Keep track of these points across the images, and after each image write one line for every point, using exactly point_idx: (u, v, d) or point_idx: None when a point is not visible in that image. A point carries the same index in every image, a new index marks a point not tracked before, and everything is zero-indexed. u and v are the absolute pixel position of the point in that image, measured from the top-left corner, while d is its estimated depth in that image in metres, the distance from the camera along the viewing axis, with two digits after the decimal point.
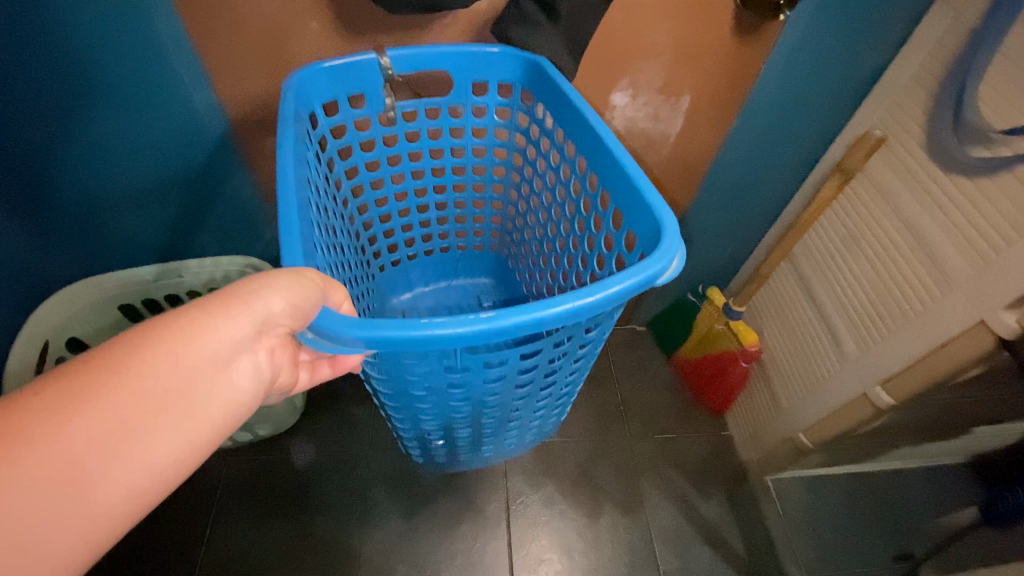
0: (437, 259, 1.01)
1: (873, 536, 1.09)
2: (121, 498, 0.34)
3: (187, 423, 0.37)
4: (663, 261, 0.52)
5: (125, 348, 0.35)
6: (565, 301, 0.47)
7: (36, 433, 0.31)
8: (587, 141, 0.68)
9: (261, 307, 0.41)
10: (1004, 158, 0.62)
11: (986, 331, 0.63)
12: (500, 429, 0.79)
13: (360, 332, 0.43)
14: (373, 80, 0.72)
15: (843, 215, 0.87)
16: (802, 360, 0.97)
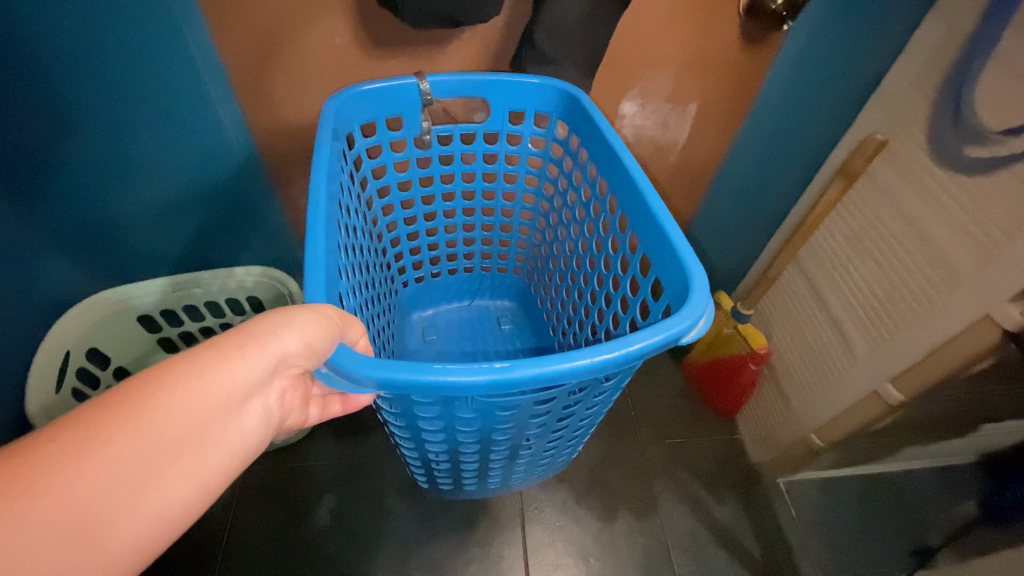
0: (460, 280, 1.04)
1: (888, 536, 1.10)
2: (131, 547, 0.34)
3: (198, 467, 0.37)
4: (690, 320, 0.54)
5: (140, 390, 0.36)
6: (584, 356, 0.50)
7: (48, 483, 0.31)
8: (611, 164, 0.73)
9: (277, 346, 0.43)
10: (1003, 156, 0.65)
11: (993, 324, 0.65)
12: (507, 462, 0.81)
13: (371, 372, 0.48)
14: (411, 105, 0.78)
15: (848, 216, 0.89)
16: (812, 364, 0.99)
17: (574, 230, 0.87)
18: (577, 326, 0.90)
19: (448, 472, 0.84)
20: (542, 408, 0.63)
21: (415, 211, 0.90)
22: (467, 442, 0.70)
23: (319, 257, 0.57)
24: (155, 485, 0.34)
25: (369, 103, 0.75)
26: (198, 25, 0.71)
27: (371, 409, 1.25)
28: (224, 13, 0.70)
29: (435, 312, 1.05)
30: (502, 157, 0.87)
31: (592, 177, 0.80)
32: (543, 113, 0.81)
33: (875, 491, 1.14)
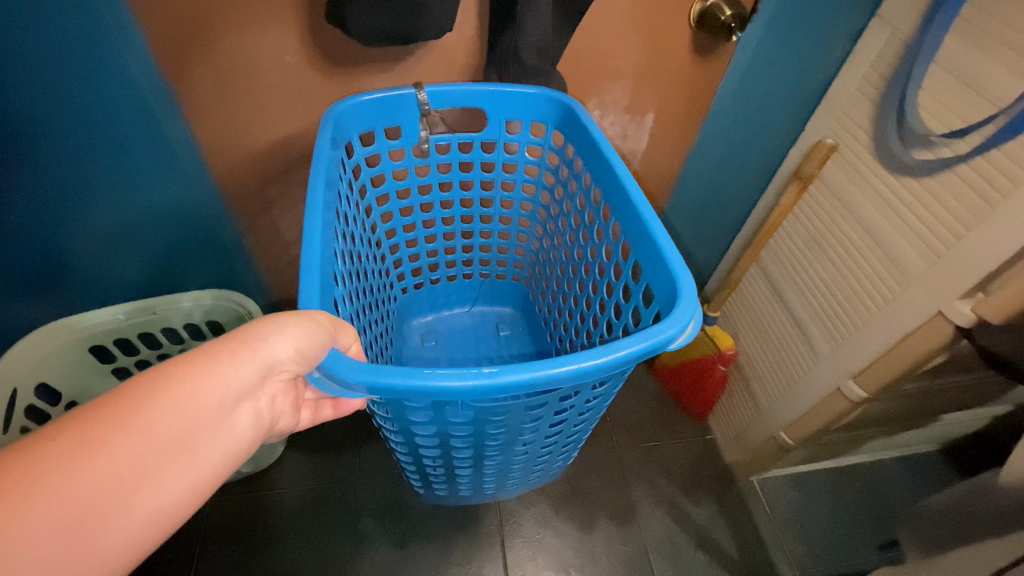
0: (459, 287, 1.03)
1: (860, 528, 1.12)
2: (124, 546, 0.34)
3: (190, 470, 0.37)
4: (677, 326, 0.54)
5: (137, 393, 0.36)
6: (571, 360, 0.50)
7: (48, 480, 0.31)
8: (598, 168, 0.74)
9: (268, 352, 0.42)
10: (946, 158, 0.67)
11: (944, 321, 0.67)
12: (503, 468, 0.80)
13: (364, 377, 0.46)
14: (408, 114, 0.78)
15: (805, 219, 0.91)
16: (777, 361, 1.01)
17: (568, 236, 0.87)
18: (572, 332, 0.90)
19: (443, 479, 0.82)
20: (534, 414, 0.62)
21: (413, 218, 0.89)
22: (462, 448, 0.69)
23: (315, 261, 0.56)
24: (145, 488, 0.35)
25: (368, 112, 0.74)
26: (138, 45, 0.67)
27: (342, 431, 1.21)
28: (164, 33, 0.67)
29: (436, 319, 1.04)
30: (499, 165, 0.87)
31: (584, 184, 0.80)
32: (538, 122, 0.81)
33: (844, 484, 1.18)
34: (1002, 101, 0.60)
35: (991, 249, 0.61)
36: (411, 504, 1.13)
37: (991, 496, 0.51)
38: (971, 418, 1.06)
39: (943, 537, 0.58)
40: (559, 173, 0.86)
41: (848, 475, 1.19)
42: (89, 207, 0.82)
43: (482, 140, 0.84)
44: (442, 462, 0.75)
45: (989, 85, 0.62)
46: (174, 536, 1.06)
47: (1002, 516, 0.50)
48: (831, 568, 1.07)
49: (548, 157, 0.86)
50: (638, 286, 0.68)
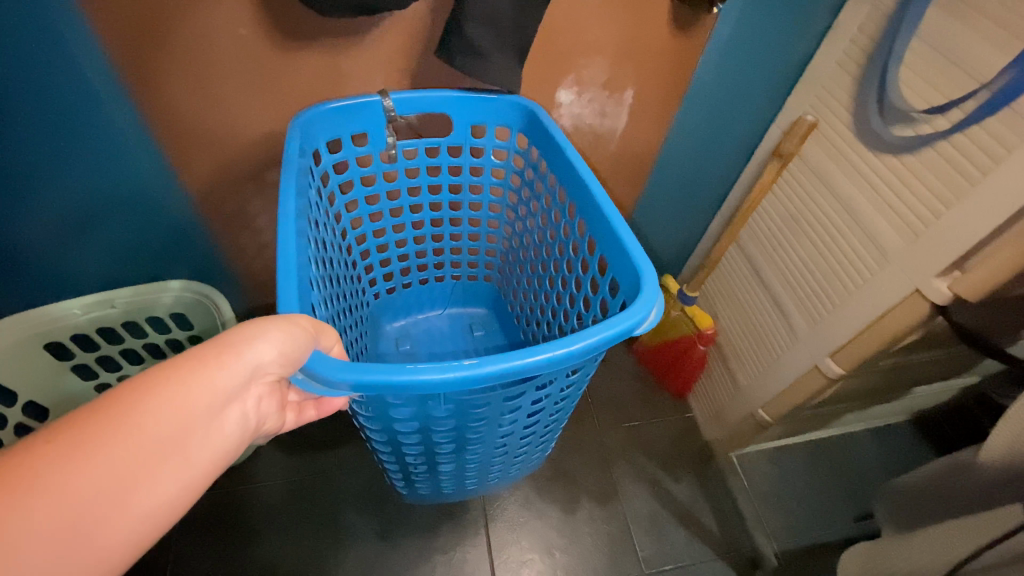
0: (432, 289, 1.00)
1: (834, 499, 1.15)
2: (122, 541, 0.34)
3: (184, 469, 0.37)
4: (641, 313, 0.53)
5: (130, 395, 0.36)
6: (549, 347, 0.48)
7: (46, 483, 0.31)
8: (561, 167, 0.73)
9: (252, 357, 0.41)
10: (926, 135, 0.66)
11: (921, 299, 0.67)
12: (484, 463, 0.78)
13: (347, 375, 0.45)
14: (375, 121, 0.75)
15: (784, 196, 0.91)
16: (755, 342, 1.01)
17: (536, 236, 0.85)
18: (545, 329, 0.88)
19: (427, 475, 0.80)
20: (513, 405, 0.61)
21: (383, 224, 0.86)
22: (445, 443, 0.67)
23: (292, 266, 0.54)
24: (138, 489, 0.34)
25: (335, 119, 0.72)
26: (74, 19, 0.61)
27: (319, 422, 1.19)
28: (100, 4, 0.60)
29: (411, 322, 1.01)
30: (467, 169, 0.84)
31: (550, 184, 0.79)
32: (502, 126, 0.80)
33: (818, 457, 1.21)
34: (984, 76, 0.60)
35: (969, 226, 0.61)
36: (393, 493, 1.12)
37: (966, 469, 0.52)
38: (940, 390, 1.09)
39: (920, 513, 0.59)
40: (525, 177, 0.84)
41: (821, 449, 1.22)
42: (33, 198, 0.76)
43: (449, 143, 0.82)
44: (424, 459, 0.73)
45: (971, 60, 0.61)
46: None
47: (987, 493, 0.50)
48: (807, 538, 1.11)
49: (513, 160, 0.84)
50: (605, 282, 0.66)
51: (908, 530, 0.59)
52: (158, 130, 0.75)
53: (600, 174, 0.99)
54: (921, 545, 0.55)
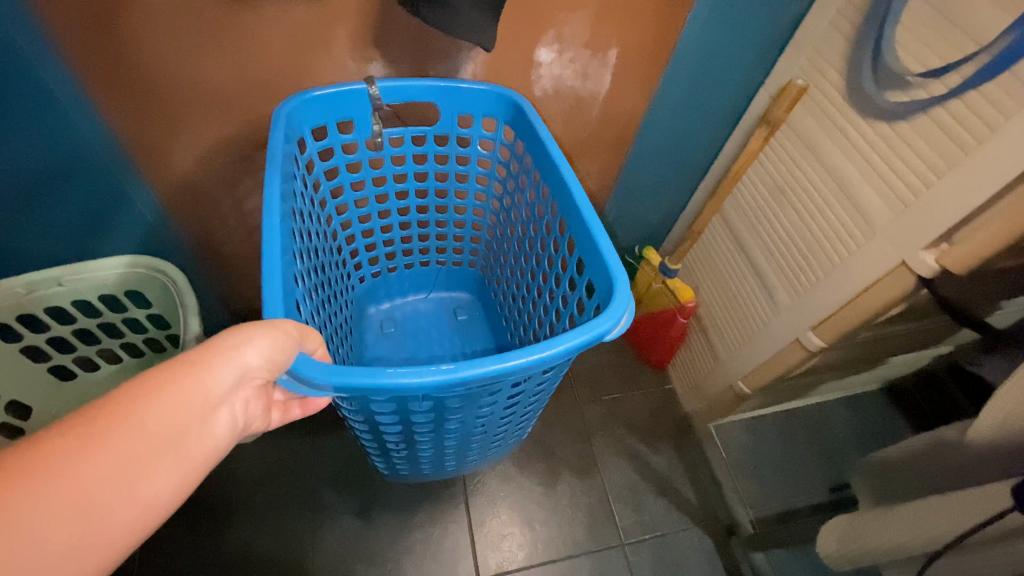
0: (414, 274, 0.96)
1: (808, 466, 1.18)
2: (118, 535, 0.34)
3: (180, 466, 0.37)
4: (613, 318, 0.52)
5: (137, 391, 0.36)
6: (521, 355, 0.48)
7: (56, 470, 0.31)
8: (541, 159, 0.71)
9: (240, 361, 0.41)
10: (921, 100, 0.63)
11: (907, 271, 0.66)
12: (462, 447, 0.77)
13: (332, 379, 0.45)
14: (359, 105, 0.72)
15: (770, 165, 0.88)
16: (735, 313, 1.00)
17: (519, 224, 0.82)
18: (526, 319, 0.86)
19: (405, 457, 0.78)
20: (490, 400, 0.60)
21: (368, 210, 0.83)
22: (424, 431, 0.66)
23: (277, 264, 0.52)
24: (140, 487, 0.35)
25: (321, 106, 0.68)
26: None
27: None
28: None
29: (394, 306, 0.97)
30: (452, 156, 0.81)
31: (534, 179, 0.76)
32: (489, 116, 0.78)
33: (792, 425, 1.23)
34: (985, 38, 0.57)
35: (957, 197, 0.59)
36: (371, 471, 1.10)
37: (957, 449, 0.52)
38: (914, 357, 1.10)
39: (897, 493, 0.60)
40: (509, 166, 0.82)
41: (796, 417, 1.24)
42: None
43: (435, 132, 0.80)
44: (404, 439, 0.69)
45: (973, 19, 0.58)
46: None
47: (962, 470, 0.51)
48: (781, 504, 1.13)
49: (500, 150, 0.82)
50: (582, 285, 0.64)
51: (891, 502, 0.60)
52: (96, 95, 0.67)
53: (581, 143, 0.94)
54: (903, 520, 0.55)
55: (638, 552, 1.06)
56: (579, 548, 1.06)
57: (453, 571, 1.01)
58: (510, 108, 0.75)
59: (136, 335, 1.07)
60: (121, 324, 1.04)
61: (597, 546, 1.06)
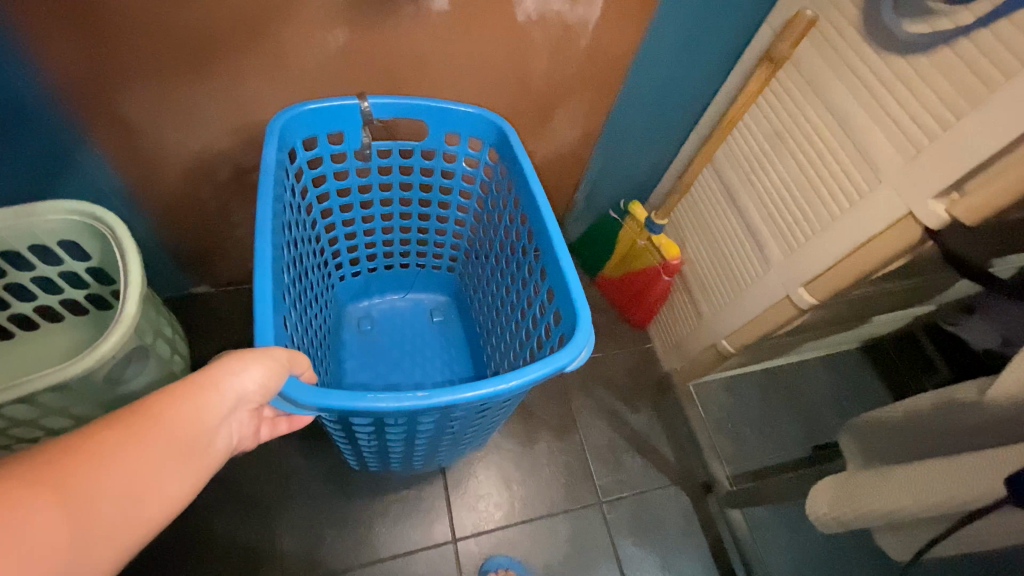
0: (395, 275, 1.02)
1: (786, 426, 1.18)
2: (136, 527, 0.37)
3: (193, 469, 0.42)
4: (574, 352, 0.60)
5: (165, 400, 0.42)
6: (487, 385, 0.56)
7: (104, 457, 0.36)
8: (521, 183, 0.78)
9: (240, 385, 0.47)
10: (944, 32, 0.57)
11: (913, 222, 0.62)
12: (430, 455, 0.81)
13: (316, 399, 0.52)
14: (351, 121, 0.77)
15: (770, 110, 0.82)
16: (721, 271, 0.97)
17: (497, 239, 0.89)
18: (497, 328, 0.92)
19: (378, 456, 0.78)
20: (458, 420, 0.66)
21: (352, 214, 0.88)
22: (396, 444, 0.71)
23: (269, 291, 0.58)
24: (158, 493, 0.39)
25: (312, 119, 0.74)
26: None
27: None
28: None
29: (374, 302, 1.03)
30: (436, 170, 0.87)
31: (513, 200, 0.82)
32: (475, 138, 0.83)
33: (772, 385, 1.22)
34: None
35: (977, 141, 0.54)
36: None
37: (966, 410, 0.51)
38: (897, 318, 1.09)
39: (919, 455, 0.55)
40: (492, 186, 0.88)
41: (776, 377, 1.23)
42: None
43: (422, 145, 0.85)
44: (375, 439, 0.68)
45: None
46: None
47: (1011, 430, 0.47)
48: (758, 462, 1.13)
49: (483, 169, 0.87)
50: (550, 311, 0.71)
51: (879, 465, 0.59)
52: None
53: (567, 81, 0.86)
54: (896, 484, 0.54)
55: (616, 510, 1.05)
56: (556, 507, 1.04)
57: (428, 532, 0.98)
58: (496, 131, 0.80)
59: (76, 292, 0.97)
60: (56, 279, 0.94)
61: (575, 504, 1.05)
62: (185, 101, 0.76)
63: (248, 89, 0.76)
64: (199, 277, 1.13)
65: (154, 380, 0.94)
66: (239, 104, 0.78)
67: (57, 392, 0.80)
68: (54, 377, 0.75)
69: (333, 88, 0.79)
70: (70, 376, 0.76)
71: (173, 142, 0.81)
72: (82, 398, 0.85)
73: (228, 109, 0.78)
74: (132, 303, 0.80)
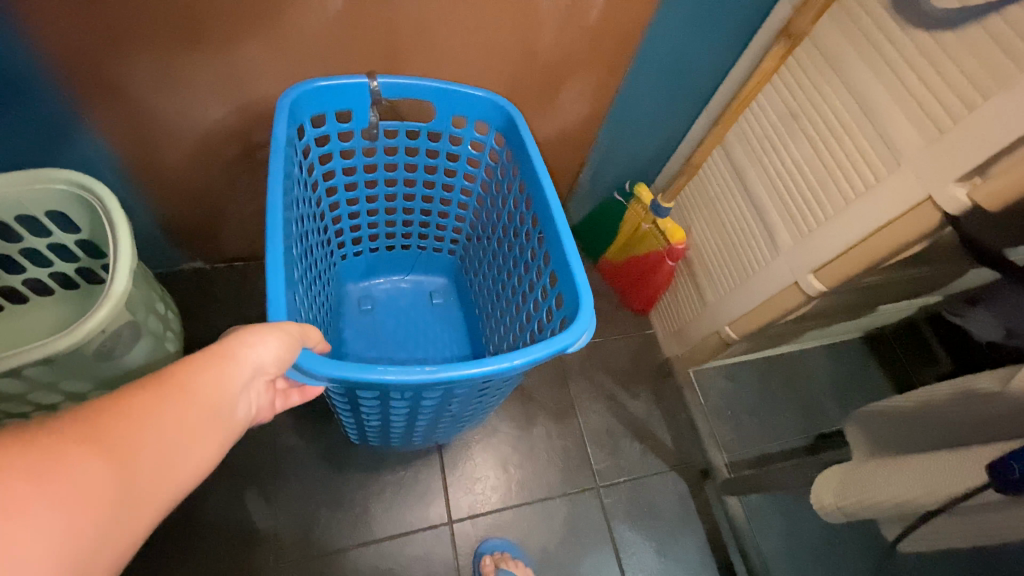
0: (396, 256, 0.99)
1: (786, 415, 1.17)
2: (166, 490, 0.37)
3: (216, 435, 0.42)
4: (576, 333, 0.58)
5: (184, 367, 0.41)
6: (492, 362, 0.54)
7: (133, 420, 0.36)
8: (528, 167, 0.75)
9: (258, 355, 0.47)
10: (977, 7, 0.54)
11: (932, 208, 0.59)
12: (430, 432, 0.80)
13: (327, 369, 0.51)
14: (359, 101, 0.75)
15: (786, 89, 0.80)
16: (727, 255, 0.94)
17: (500, 222, 0.86)
18: (498, 312, 0.90)
19: (380, 432, 0.78)
20: (463, 396, 0.64)
21: (356, 194, 0.86)
22: (399, 419, 0.70)
23: (281, 265, 0.56)
24: (186, 455, 0.39)
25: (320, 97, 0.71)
26: None
27: None
28: None
29: (375, 282, 1.01)
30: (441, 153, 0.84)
31: (518, 184, 0.80)
32: (482, 121, 0.80)
33: (773, 373, 1.21)
34: None
35: (1005, 122, 0.51)
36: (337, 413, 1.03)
37: (986, 402, 0.49)
38: (902, 307, 1.08)
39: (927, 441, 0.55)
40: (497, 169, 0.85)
41: (778, 364, 1.22)
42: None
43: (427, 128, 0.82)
44: (380, 415, 0.68)
45: None
46: None
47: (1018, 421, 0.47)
48: (756, 449, 1.12)
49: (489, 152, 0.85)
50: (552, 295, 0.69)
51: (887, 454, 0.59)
52: None
53: (575, 54, 0.82)
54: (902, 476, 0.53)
55: (613, 495, 1.05)
56: (554, 491, 1.03)
57: (424, 513, 0.97)
58: (503, 114, 0.78)
59: (67, 265, 0.95)
60: (46, 251, 0.91)
61: (572, 488, 1.04)
62: (175, 68, 0.72)
63: (242, 56, 0.72)
64: (193, 253, 1.11)
65: (147, 358, 0.92)
66: (232, 71, 0.74)
67: (44, 366, 0.78)
68: (41, 352, 0.73)
69: (332, 56, 0.75)
70: (58, 351, 0.74)
71: (165, 109, 0.78)
72: (71, 374, 0.83)
73: (221, 76, 0.75)
74: (122, 278, 0.78)
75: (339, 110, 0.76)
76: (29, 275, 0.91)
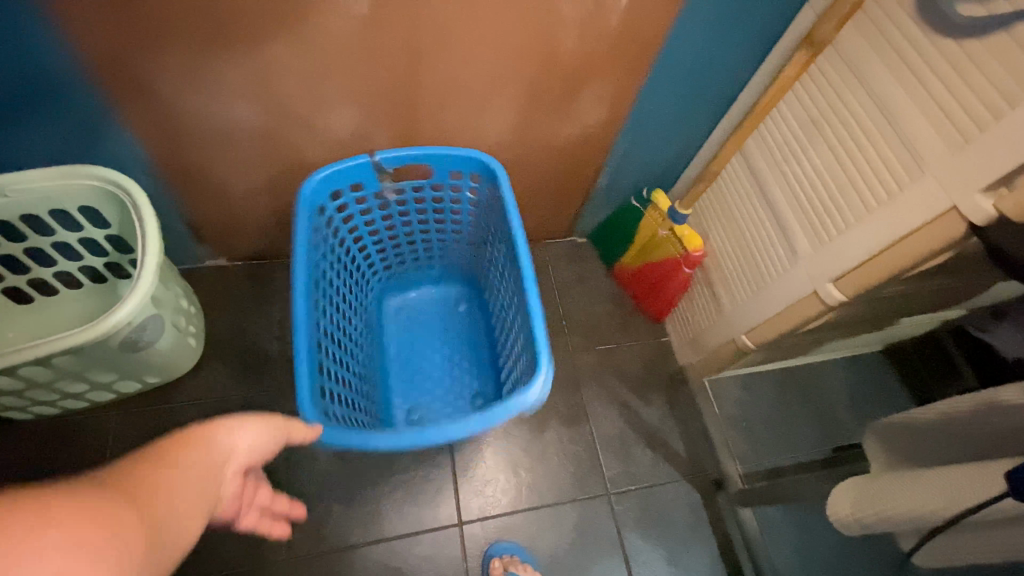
0: (425, 275, 1.17)
1: (803, 427, 1.15)
2: (164, 553, 0.41)
3: (203, 508, 0.47)
4: (533, 388, 0.74)
5: (168, 449, 0.47)
6: (470, 421, 0.73)
7: (129, 496, 0.41)
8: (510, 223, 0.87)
9: (235, 437, 0.52)
10: (1003, 14, 0.53)
11: (957, 218, 0.58)
12: (456, 404, 1.07)
13: (354, 440, 0.69)
14: (367, 173, 0.90)
15: (807, 97, 0.79)
16: (745, 263, 0.94)
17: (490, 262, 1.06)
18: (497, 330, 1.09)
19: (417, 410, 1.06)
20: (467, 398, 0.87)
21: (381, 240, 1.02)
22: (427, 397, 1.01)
23: (304, 351, 0.73)
24: (176, 520, 0.43)
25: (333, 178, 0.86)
26: None
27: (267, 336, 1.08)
28: None
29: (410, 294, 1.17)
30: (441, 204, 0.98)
31: (501, 231, 0.95)
32: (473, 173, 0.94)
33: (790, 384, 1.19)
34: None
35: None
36: None
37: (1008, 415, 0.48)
38: (926, 320, 1.06)
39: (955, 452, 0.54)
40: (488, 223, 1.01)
41: (795, 376, 1.20)
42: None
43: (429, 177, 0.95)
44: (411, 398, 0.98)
45: None
46: (68, 452, 0.96)
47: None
48: (771, 461, 1.11)
49: (479, 203, 0.99)
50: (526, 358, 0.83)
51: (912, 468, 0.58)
52: None
53: (595, 59, 0.83)
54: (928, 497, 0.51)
55: (623, 502, 1.04)
56: (564, 496, 1.03)
57: (434, 514, 0.98)
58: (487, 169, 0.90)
59: (95, 260, 0.98)
60: (76, 246, 0.95)
61: (583, 494, 1.04)
62: (203, 69, 0.74)
63: (268, 58, 0.74)
64: (216, 250, 1.13)
65: (169, 352, 0.95)
66: (259, 72, 0.76)
67: (71, 356, 0.81)
68: (70, 342, 0.76)
69: (355, 60, 0.77)
70: (83, 341, 0.76)
71: (193, 109, 0.80)
72: (95, 363, 0.86)
73: (247, 77, 0.77)
74: (148, 274, 0.80)
75: (352, 181, 0.90)
76: (59, 268, 0.95)
